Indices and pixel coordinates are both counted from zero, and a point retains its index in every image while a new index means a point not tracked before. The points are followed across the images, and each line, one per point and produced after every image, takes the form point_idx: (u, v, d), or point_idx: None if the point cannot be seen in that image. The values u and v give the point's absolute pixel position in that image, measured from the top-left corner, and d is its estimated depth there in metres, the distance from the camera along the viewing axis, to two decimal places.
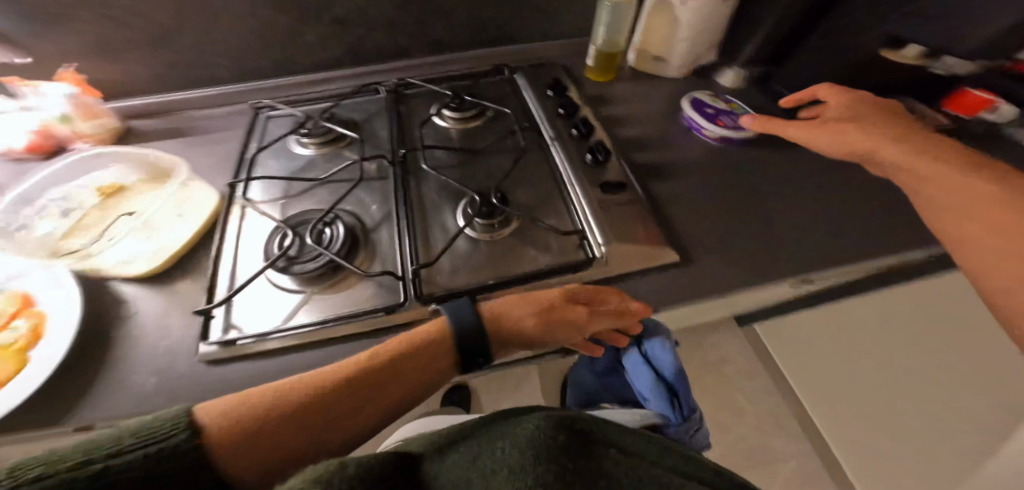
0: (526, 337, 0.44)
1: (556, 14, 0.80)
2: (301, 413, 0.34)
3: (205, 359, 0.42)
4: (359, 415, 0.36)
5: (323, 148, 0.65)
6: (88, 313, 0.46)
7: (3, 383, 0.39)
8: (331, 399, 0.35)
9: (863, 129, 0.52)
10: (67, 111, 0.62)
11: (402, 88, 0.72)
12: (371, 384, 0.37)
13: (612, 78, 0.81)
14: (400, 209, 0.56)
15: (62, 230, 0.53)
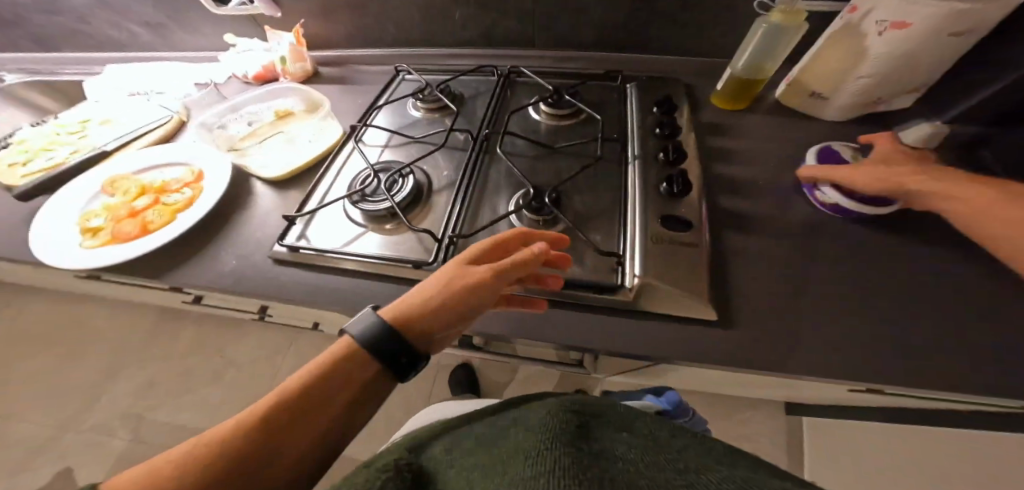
0: (435, 315, 0.38)
1: (703, 27, 0.72)
2: (232, 464, 0.30)
3: (273, 257, 0.54)
4: (294, 458, 0.32)
5: (430, 114, 0.73)
6: (228, 196, 0.62)
7: (157, 228, 0.55)
8: (255, 451, 0.31)
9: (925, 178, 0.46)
10: (286, 54, 0.82)
11: (513, 75, 0.77)
12: (297, 418, 0.33)
13: (741, 106, 0.69)
14: (463, 181, 0.60)
15: (242, 134, 0.71)
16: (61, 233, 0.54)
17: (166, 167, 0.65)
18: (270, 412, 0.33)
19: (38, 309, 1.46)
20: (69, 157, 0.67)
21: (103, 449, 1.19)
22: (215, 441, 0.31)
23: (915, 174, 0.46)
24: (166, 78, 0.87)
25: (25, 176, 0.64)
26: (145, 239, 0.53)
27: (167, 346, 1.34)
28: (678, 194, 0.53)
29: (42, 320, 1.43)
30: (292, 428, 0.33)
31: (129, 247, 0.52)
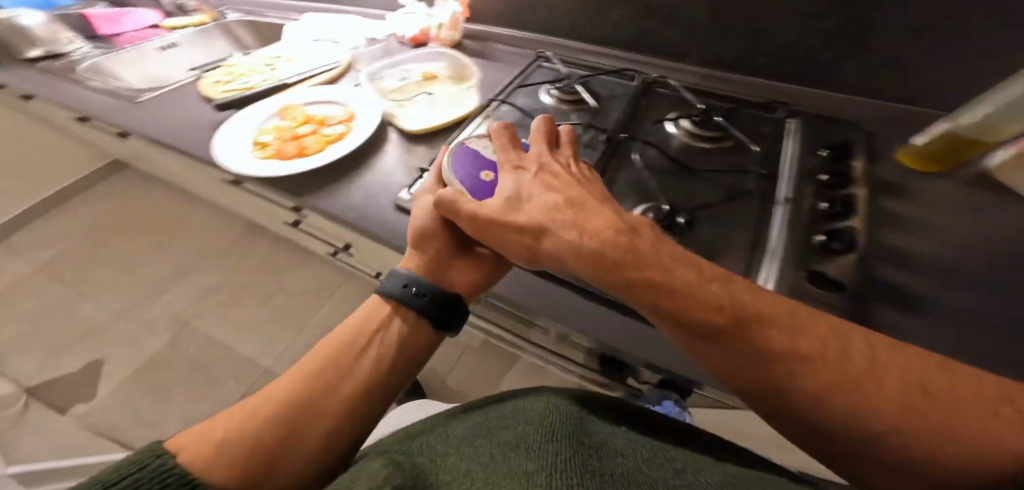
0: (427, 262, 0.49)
1: (904, 71, 0.62)
2: (279, 413, 0.39)
3: (397, 202, 0.57)
4: (325, 411, 0.40)
5: (563, 105, 0.71)
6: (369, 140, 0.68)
7: (310, 153, 0.63)
8: (291, 404, 0.40)
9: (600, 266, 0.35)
10: (444, 21, 0.87)
11: (655, 86, 0.72)
12: (321, 384, 0.42)
13: (941, 168, 0.57)
14: None
15: (394, 87, 0.76)
16: (242, 143, 0.64)
17: (325, 104, 0.73)
18: (298, 377, 0.42)
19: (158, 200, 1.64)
20: (258, 84, 0.78)
21: (174, 341, 1.31)
22: (258, 407, 0.39)
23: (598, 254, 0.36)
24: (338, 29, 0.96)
25: (224, 92, 0.75)
26: (297, 164, 0.61)
27: (255, 266, 1.48)
28: (837, 252, 0.43)
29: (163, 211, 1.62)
30: (319, 386, 0.41)
31: (287, 168, 0.61)
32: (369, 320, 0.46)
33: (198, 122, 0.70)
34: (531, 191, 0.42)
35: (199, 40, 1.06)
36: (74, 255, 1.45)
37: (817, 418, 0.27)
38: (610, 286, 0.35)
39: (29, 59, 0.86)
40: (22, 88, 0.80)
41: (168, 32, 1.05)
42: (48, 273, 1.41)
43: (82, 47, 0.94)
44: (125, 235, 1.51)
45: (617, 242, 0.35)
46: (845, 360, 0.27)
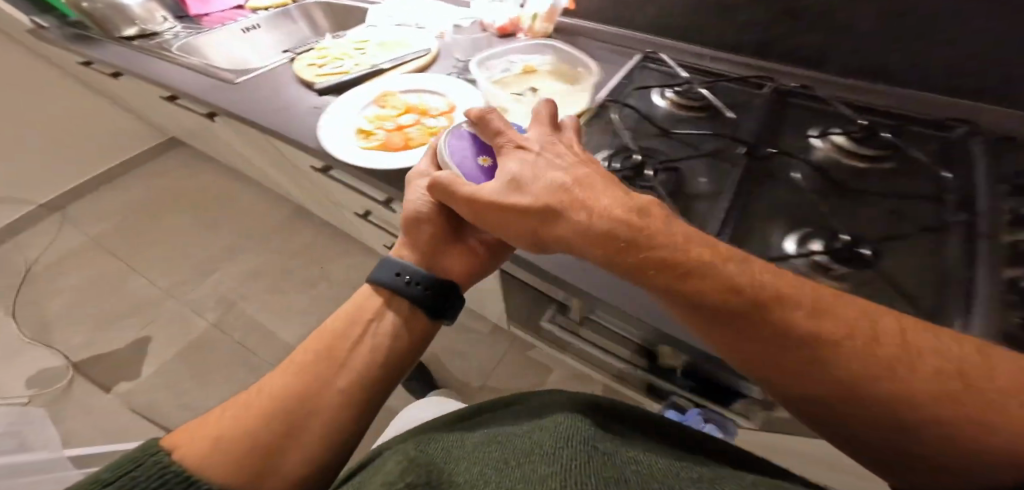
0: (423, 251, 0.51)
1: None
2: (279, 401, 0.41)
3: None
4: (326, 397, 0.43)
5: (686, 112, 0.64)
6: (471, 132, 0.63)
7: (416, 143, 0.59)
8: (288, 394, 0.42)
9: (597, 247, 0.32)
10: (541, 11, 0.81)
11: (791, 95, 0.64)
12: (316, 376, 0.44)
13: None
14: (737, 199, 0.48)
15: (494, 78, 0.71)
16: (345, 130, 0.61)
17: (423, 95, 0.69)
18: (298, 370, 0.44)
19: (203, 172, 1.62)
20: (353, 70, 0.75)
21: (216, 322, 1.27)
22: (258, 402, 0.41)
23: (602, 238, 0.32)
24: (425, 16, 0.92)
25: (320, 76, 0.72)
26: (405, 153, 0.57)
27: (297, 246, 1.43)
28: None
29: (203, 183, 1.59)
30: (316, 376, 0.44)
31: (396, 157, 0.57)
32: (361, 312, 0.49)
33: (295, 106, 0.67)
34: (536, 170, 0.38)
35: (280, 25, 1.05)
36: (129, 229, 1.45)
37: (847, 407, 0.26)
38: (619, 267, 0.32)
39: (123, 36, 0.89)
40: (124, 67, 0.81)
41: (252, 14, 1.02)
42: (100, 243, 1.41)
43: (173, 26, 0.95)
44: (178, 211, 1.51)
45: (629, 222, 0.32)
46: (899, 359, 0.25)
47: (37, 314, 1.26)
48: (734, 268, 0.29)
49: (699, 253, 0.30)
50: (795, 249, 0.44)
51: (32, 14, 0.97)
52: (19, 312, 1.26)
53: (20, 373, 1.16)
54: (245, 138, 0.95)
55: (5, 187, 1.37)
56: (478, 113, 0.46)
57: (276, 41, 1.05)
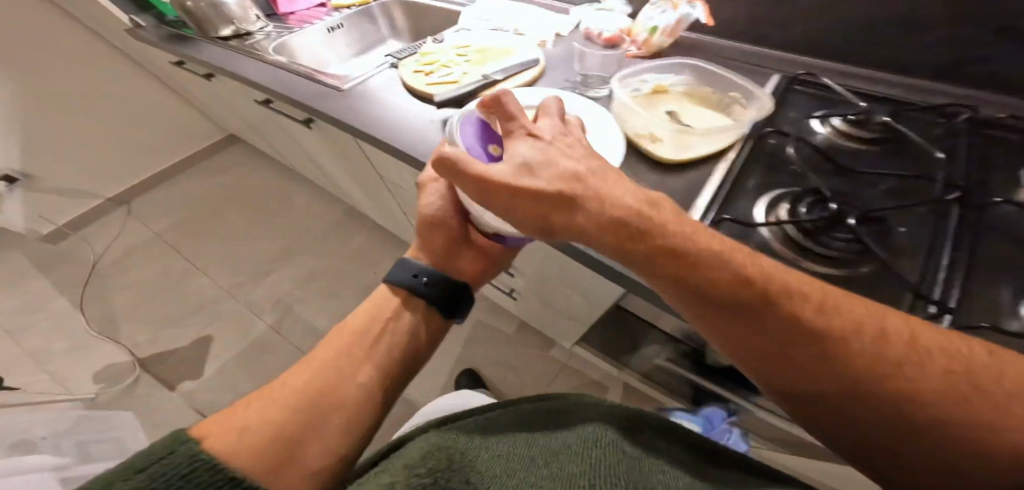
0: (434, 253, 0.61)
1: None
2: (309, 395, 0.45)
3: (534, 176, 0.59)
4: (351, 392, 0.47)
5: (695, 73, 0.65)
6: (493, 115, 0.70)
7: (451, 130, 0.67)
8: (314, 391, 0.46)
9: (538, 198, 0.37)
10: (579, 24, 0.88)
11: (795, 83, 0.68)
12: (338, 371, 0.48)
13: None
14: (733, 173, 0.53)
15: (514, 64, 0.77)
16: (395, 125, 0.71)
17: (471, 88, 0.73)
18: (316, 371, 0.48)
19: (247, 171, 1.75)
20: (409, 63, 0.81)
21: (266, 316, 1.38)
22: (282, 398, 0.45)
23: (546, 200, 0.37)
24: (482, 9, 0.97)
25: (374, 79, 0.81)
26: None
27: (334, 245, 1.54)
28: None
29: (247, 182, 1.72)
30: (338, 371, 0.48)
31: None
32: (380, 311, 0.56)
33: (358, 110, 0.76)
34: (549, 168, 0.38)
35: (361, 24, 1.19)
36: (184, 226, 1.58)
37: (773, 345, 0.33)
38: (555, 221, 0.37)
39: (218, 36, 1.03)
40: (226, 67, 0.96)
41: (336, 12, 1.17)
42: (162, 239, 1.54)
43: (263, 27, 1.08)
44: (234, 209, 1.63)
45: (579, 186, 0.37)
46: (796, 317, 0.32)
47: (108, 304, 1.39)
48: (666, 231, 0.35)
49: (631, 206, 0.36)
50: (765, 213, 0.48)
51: (133, 13, 1.12)
52: (87, 304, 1.38)
53: (89, 362, 1.28)
54: (310, 138, 1.06)
55: (82, 185, 1.51)
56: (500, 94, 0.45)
57: (354, 39, 1.20)
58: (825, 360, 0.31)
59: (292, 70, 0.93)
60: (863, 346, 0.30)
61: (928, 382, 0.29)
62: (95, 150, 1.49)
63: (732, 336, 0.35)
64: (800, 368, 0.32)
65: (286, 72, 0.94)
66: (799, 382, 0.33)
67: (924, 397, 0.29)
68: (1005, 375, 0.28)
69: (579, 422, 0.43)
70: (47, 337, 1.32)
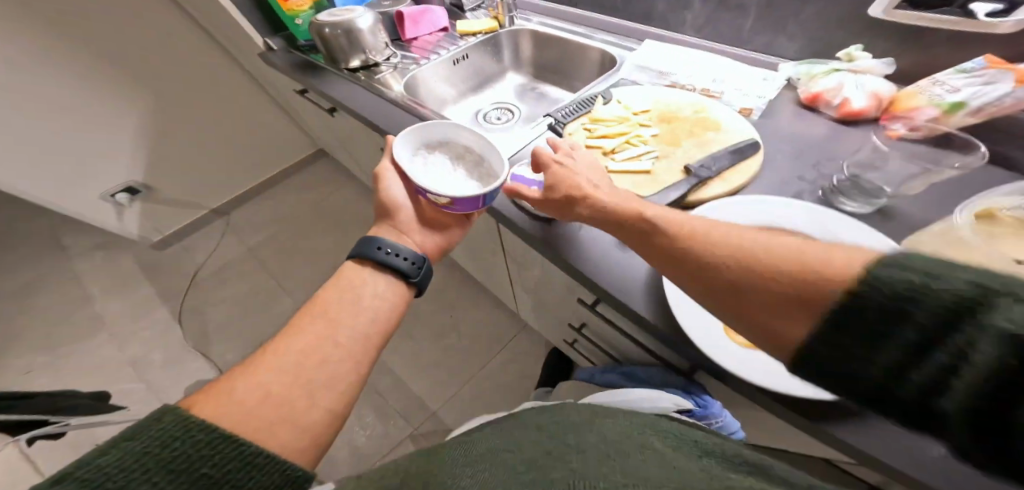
0: (396, 227, 0.57)
1: None
2: (295, 358, 0.43)
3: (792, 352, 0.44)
4: (337, 348, 0.45)
5: None
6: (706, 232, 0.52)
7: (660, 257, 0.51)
8: (299, 353, 0.43)
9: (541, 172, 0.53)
10: (813, 81, 0.66)
11: None
12: (318, 334, 0.45)
13: None
14: None
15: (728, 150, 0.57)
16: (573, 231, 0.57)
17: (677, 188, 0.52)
18: (302, 328, 0.46)
19: (340, 188, 1.72)
20: (578, 134, 0.64)
21: None
22: (270, 359, 0.43)
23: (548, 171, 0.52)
24: (656, 52, 0.77)
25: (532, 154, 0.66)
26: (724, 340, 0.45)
27: None
28: None
29: (339, 198, 1.68)
30: (317, 333, 0.45)
31: (702, 329, 0.46)
32: (350, 280, 0.51)
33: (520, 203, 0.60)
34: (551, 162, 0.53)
35: (485, 54, 0.98)
36: (277, 242, 1.57)
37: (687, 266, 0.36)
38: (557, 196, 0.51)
39: (348, 67, 0.94)
40: (354, 108, 0.85)
41: (460, 39, 0.96)
42: (257, 255, 1.54)
43: (392, 59, 0.98)
44: (322, 231, 1.59)
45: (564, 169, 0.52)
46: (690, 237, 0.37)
47: (202, 318, 1.40)
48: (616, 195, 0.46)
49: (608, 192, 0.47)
50: None
51: (268, 37, 1.08)
52: (185, 317, 1.40)
53: (181, 379, 1.28)
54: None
55: (192, 194, 1.54)
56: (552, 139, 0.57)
57: (474, 73, 0.98)
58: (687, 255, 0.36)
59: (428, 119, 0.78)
60: (733, 256, 0.32)
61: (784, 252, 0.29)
62: (209, 161, 1.50)
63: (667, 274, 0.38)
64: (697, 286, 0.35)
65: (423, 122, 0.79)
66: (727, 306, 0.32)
67: (760, 269, 0.30)
68: (829, 253, 0.27)
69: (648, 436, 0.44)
70: (148, 346, 1.34)
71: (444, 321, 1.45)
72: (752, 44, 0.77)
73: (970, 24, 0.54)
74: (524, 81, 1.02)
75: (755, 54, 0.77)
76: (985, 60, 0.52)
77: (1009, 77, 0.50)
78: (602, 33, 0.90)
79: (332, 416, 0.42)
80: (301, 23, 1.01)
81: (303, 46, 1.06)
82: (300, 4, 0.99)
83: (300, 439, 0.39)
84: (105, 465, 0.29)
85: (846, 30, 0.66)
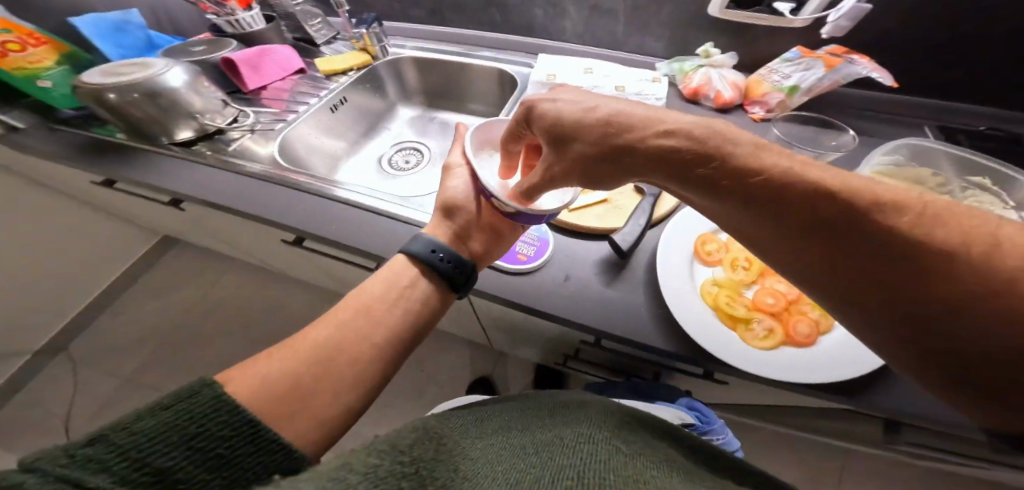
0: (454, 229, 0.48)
1: None
2: (321, 351, 0.39)
3: (802, 337, 0.44)
4: (353, 355, 0.39)
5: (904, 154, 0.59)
6: (672, 240, 0.53)
7: (649, 285, 0.51)
8: (323, 351, 0.39)
9: (554, 162, 0.39)
10: (686, 76, 0.72)
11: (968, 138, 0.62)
12: (353, 329, 0.41)
13: None
14: None
15: None
16: (552, 280, 0.52)
17: (636, 219, 0.53)
18: (338, 314, 0.42)
19: (213, 271, 1.39)
20: None
21: None
22: (299, 346, 0.39)
23: (560, 166, 0.38)
24: (554, 67, 0.75)
25: None
26: (743, 348, 0.44)
27: None
28: None
29: (215, 284, 1.36)
30: (352, 325, 0.41)
31: (716, 339, 0.45)
32: (397, 277, 0.45)
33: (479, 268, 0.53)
34: (561, 151, 0.38)
35: (364, 91, 0.84)
36: (148, 366, 1.21)
37: (815, 235, 0.27)
38: (582, 180, 0.38)
39: (175, 141, 0.68)
40: (205, 195, 0.61)
41: (331, 80, 0.81)
42: (122, 394, 1.16)
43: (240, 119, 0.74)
44: (213, 336, 1.25)
45: (575, 138, 0.36)
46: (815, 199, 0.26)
47: None
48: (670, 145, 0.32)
49: (651, 138, 0.32)
50: None
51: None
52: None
53: None
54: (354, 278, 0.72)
55: None
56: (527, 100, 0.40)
57: (359, 116, 0.83)
58: (769, 198, 0.27)
59: (318, 194, 0.61)
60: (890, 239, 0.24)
61: (941, 232, 0.23)
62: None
63: (767, 232, 0.29)
64: (817, 258, 0.27)
65: (314, 196, 0.61)
66: (843, 278, 0.27)
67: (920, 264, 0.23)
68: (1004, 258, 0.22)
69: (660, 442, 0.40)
70: None
71: (416, 379, 1.25)
72: (627, 44, 0.80)
73: (778, 20, 0.63)
74: (418, 113, 0.91)
75: (634, 55, 0.80)
76: (799, 51, 0.66)
77: (820, 63, 0.63)
78: (485, 50, 0.84)
79: (348, 418, 0.38)
80: (50, 85, 0.72)
81: (69, 117, 0.77)
82: (33, 59, 0.70)
83: (316, 434, 0.36)
84: (136, 430, 0.26)
85: (705, 26, 0.72)
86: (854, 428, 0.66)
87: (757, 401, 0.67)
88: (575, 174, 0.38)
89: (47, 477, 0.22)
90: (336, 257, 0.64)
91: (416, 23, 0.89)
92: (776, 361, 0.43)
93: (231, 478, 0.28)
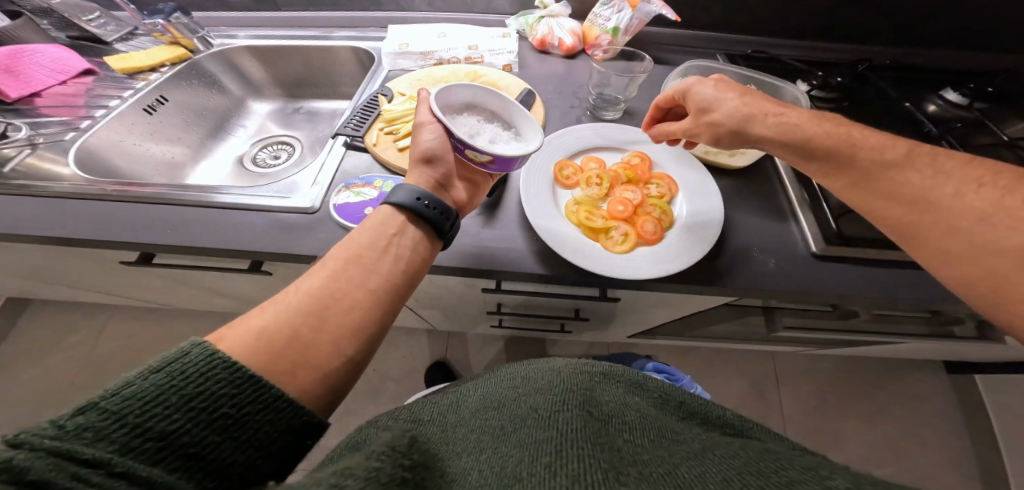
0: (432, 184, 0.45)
1: (972, 27, 0.70)
2: (315, 302, 0.33)
3: (655, 234, 0.50)
4: (355, 306, 0.34)
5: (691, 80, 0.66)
6: (539, 172, 0.56)
7: (521, 218, 0.54)
8: (322, 307, 0.33)
9: (693, 122, 0.48)
10: (533, 29, 0.75)
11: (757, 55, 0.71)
12: (348, 278, 0.36)
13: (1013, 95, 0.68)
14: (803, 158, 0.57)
15: None
16: None
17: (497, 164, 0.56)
18: (337, 266, 0.36)
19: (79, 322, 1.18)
20: (384, 141, 0.58)
21: None
22: (295, 300, 0.33)
23: (701, 131, 0.48)
24: (404, 37, 0.73)
25: (318, 181, 0.54)
26: (604, 252, 0.49)
27: None
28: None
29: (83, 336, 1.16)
30: (351, 273, 0.36)
31: (579, 251, 0.49)
32: (384, 225, 0.40)
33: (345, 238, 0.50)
34: (702, 123, 0.47)
35: (191, 88, 0.72)
36: None
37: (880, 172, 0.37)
38: (713, 141, 0.48)
39: None
40: None
41: (131, 79, 0.68)
42: None
43: (12, 133, 0.57)
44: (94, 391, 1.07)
45: (711, 114, 0.46)
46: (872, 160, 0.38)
47: None
48: (774, 122, 0.43)
49: (768, 114, 0.43)
50: None
51: None
52: None
53: None
54: (237, 287, 0.66)
55: None
56: (698, 78, 0.48)
57: (192, 117, 0.73)
58: (840, 154, 0.39)
59: (136, 197, 0.52)
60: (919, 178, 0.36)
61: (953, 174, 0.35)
62: None
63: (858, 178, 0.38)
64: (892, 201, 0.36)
65: (134, 203, 0.52)
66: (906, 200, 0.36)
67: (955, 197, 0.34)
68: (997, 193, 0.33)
69: (624, 393, 0.40)
70: None
71: (364, 380, 1.21)
72: (477, 8, 0.81)
73: None
74: (276, 106, 0.82)
75: (485, 15, 0.81)
76: None
77: (627, 4, 0.68)
78: (341, 30, 0.79)
79: (353, 368, 0.34)
80: None
81: None
82: None
83: (321, 389, 0.32)
84: (129, 395, 0.23)
85: None
86: (727, 320, 0.75)
87: (647, 311, 0.75)
88: (708, 134, 0.48)
89: (40, 452, 0.19)
90: (193, 265, 0.57)
91: (243, 10, 0.79)
92: (631, 261, 0.48)
93: (242, 438, 0.26)
